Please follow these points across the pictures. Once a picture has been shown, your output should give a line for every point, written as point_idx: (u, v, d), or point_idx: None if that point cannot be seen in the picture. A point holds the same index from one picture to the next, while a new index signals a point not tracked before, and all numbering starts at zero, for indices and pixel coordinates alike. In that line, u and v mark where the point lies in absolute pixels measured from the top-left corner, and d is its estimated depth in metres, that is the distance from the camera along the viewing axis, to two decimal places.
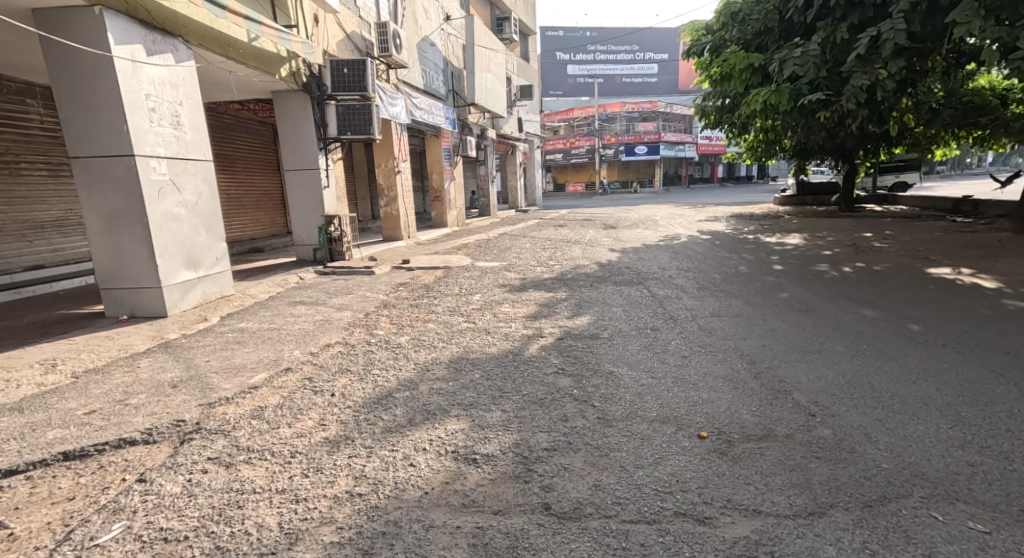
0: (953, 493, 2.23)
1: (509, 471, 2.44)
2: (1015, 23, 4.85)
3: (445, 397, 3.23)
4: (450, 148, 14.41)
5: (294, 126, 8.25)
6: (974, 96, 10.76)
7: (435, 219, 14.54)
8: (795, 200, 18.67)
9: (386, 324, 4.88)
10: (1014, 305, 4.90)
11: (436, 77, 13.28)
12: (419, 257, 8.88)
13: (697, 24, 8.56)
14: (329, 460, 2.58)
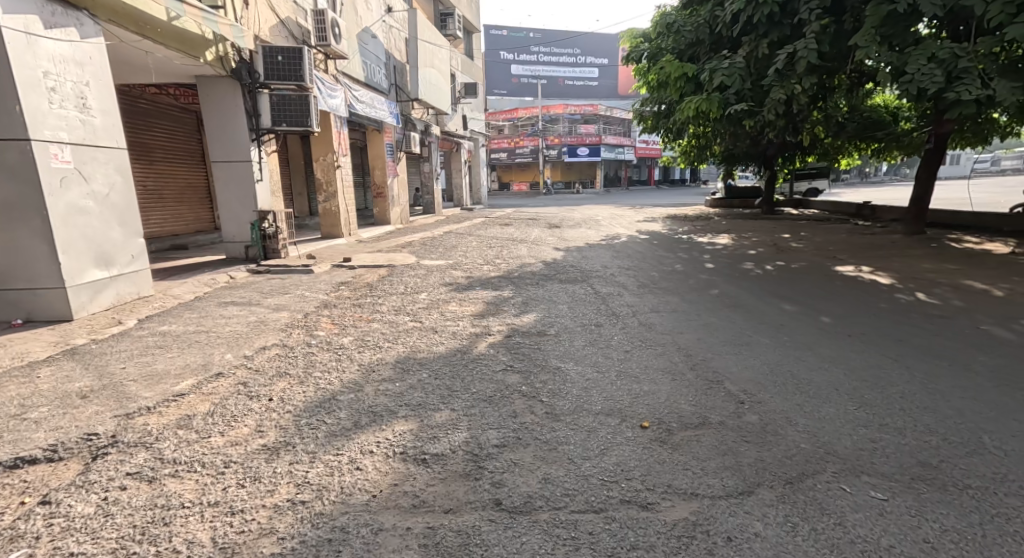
0: (859, 467, 2.53)
1: (459, 470, 2.54)
2: (904, 49, 5.42)
3: (392, 397, 3.29)
4: (393, 144, 14.22)
5: (224, 118, 7.95)
6: (873, 112, 11.77)
7: (378, 216, 14.30)
8: (723, 203, 19.76)
9: (327, 324, 4.85)
10: (905, 298, 5.50)
11: (378, 69, 13.08)
12: (361, 256, 8.77)
13: (635, 32, 9.07)
14: (268, 467, 2.59)
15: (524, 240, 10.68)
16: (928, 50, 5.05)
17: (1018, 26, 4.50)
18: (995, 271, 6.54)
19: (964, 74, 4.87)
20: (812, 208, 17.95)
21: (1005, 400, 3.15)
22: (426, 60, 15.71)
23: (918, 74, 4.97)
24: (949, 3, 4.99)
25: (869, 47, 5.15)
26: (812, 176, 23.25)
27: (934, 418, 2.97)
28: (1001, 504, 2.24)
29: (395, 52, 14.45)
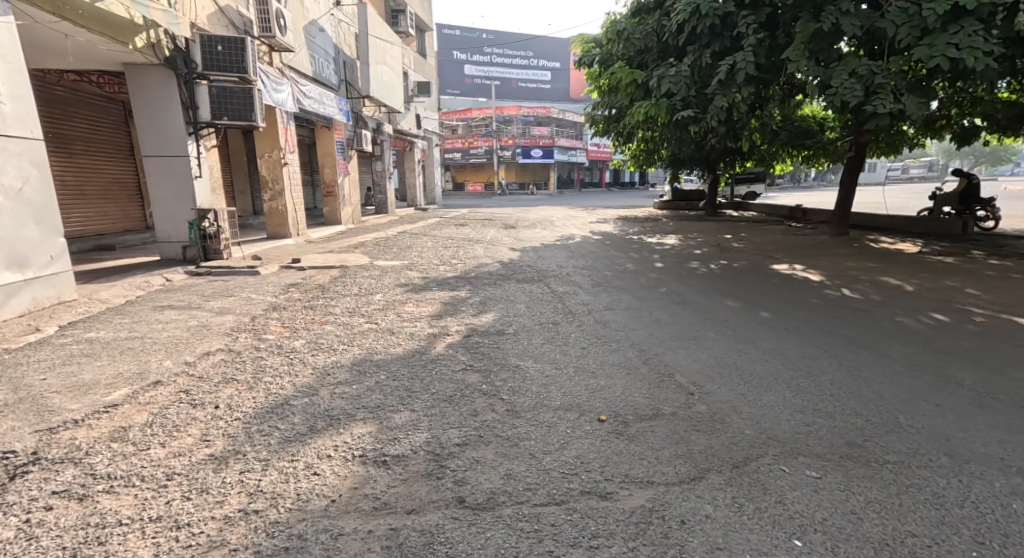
0: (796, 449, 2.78)
1: (421, 469, 2.58)
2: (829, 64, 5.87)
3: (349, 400, 3.26)
4: (343, 141, 13.94)
5: (162, 113, 7.58)
6: (803, 121, 12.59)
7: (328, 215, 14.04)
8: (671, 205, 20.57)
9: (277, 327, 4.73)
10: (833, 293, 5.94)
11: (326, 64, 12.79)
12: (311, 257, 8.60)
13: (587, 37, 9.35)
14: (216, 477, 2.49)
15: (480, 241, 10.78)
16: (849, 65, 5.50)
17: (925, 48, 4.99)
18: (907, 269, 7.16)
19: (880, 89, 5.33)
20: (749, 211, 18.96)
21: (916, 384, 3.51)
22: (377, 57, 15.48)
23: (841, 88, 5.41)
24: (867, 24, 5.47)
25: (800, 61, 5.56)
26: (750, 181, 24.52)
27: (859, 402, 3.28)
28: (913, 476, 2.53)
29: (345, 47, 14.17)
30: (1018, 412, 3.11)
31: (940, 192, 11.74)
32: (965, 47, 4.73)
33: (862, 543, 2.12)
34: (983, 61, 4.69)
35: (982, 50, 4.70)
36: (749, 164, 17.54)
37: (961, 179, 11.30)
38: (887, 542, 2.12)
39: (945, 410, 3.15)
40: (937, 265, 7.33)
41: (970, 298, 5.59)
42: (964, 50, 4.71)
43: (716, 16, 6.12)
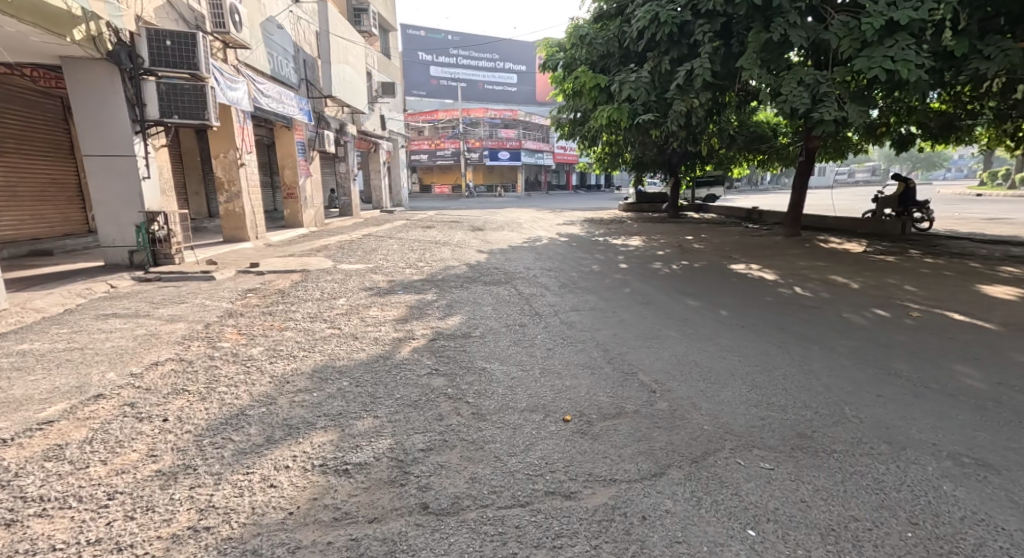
0: (750, 442, 2.89)
1: (385, 477, 2.55)
2: (778, 72, 6.13)
3: (309, 408, 3.18)
4: (304, 142, 13.66)
5: (106, 110, 7.27)
6: (758, 126, 13.07)
7: (289, 218, 13.74)
8: (635, 207, 20.99)
9: (233, 334, 4.58)
10: (787, 292, 6.16)
11: (285, 63, 12.50)
12: (270, 261, 8.41)
13: (551, 41, 9.46)
14: (164, 494, 2.38)
15: (447, 243, 10.76)
16: (797, 74, 5.77)
17: (864, 59, 5.28)
18: (854, 268, 7.49)
19: (825, 97, 5.59)
20: (710, 212, 19.47)
21: (861, 376, 3.69)
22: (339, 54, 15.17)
23: (790, 96, 5.67)
24: (812, 36, 5.75)
25: (752, 69, 5.78)
26: (710, 184, 25.19)
27: (810, 395, 3.42)
28: (856, 463, 2.67)
29: (306, 46, 13.90)
30: (951, 401, 3.31)
31: (883, 193, 12.30)
32: (900, 59, 5.03)
33: (810, 530, 2.22)
34: (916, 73, 5.01)
35: (915, 63, 5.02)
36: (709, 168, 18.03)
37: (899, 181, 11.81)
38: (833, 528, 2.23)
39: (886, 400, 3.33)
40: (880, 264, 7.71)
41: (909, 294, 5.90)
42: (898, 62, 5.01)
43: (674, 24, 6.29)
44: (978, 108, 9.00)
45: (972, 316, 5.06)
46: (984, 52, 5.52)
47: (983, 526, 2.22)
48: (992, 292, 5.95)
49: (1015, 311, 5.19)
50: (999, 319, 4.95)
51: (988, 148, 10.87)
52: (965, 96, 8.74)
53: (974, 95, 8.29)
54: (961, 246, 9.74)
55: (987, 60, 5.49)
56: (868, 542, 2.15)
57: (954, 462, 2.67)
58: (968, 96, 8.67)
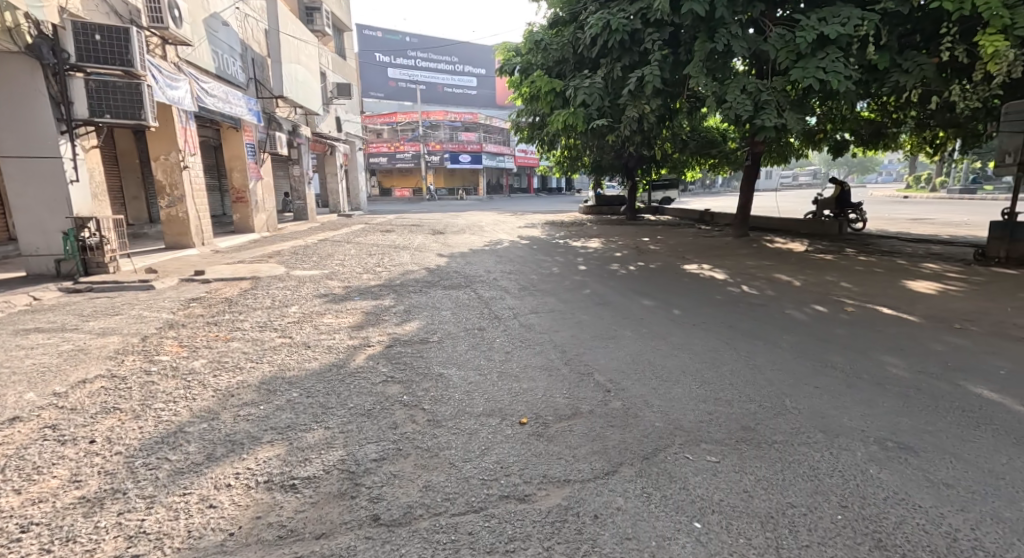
0: (698, 437, 2.97)
1: (335, 490, 2.50)
2: (724, 80, 6.34)
3: (255, 422, 3.08)
4: (253, 143, 13.27)
5: (27, 107, 6.88)
6: (710, 132, 13.52)
7: (239, 223, 13.31)
8: (595, 210, 21.33)
9: (174, 347, 4.39)
10: (735, 290, 6.37)
11: (233, 62, 12.10)
12: (218, 268, 8.12)
13: (509, 45, 9.54)
14: (89, 522, 2.24)
15: (406, 247, 10.67)
16: (741, 82, 6.01)
17: (800, 69, 5.58)
18: (796, 266, 7.84)
19: (766, 104, 5.84)
20: (665, 214, 19.97)
21: (802, 369, 3.85)
22: (292, 55, 14.85)
23: (734, 103, 5.90)
24: (753, 47, 6.01)
25: (699, 76, 5.96)
26: (666, 187, 25.90)
27: (753, 389, 3.55)
28: (795, 452, 2.78)
29: (254, 44, 13.50)
30: (878, 389, 3.51)
31: (821, 196, 12.97)
32: (832, 70, 5.33)
33: (750, 518, 2.30)
34: (845, 84, 5.33)
35: (845, 74, 5.34)
36: (664, 171, 18.47)
37: (834, 184, 12.48)
38: (771, 515, 2.32)
39: (822, 391, 3.49)
40: (820, 262, 8.09)
41: (843, 290, 6.21)
42: (830, 73, 5.33)
43: (625, 32, 6.43)
44: (901, 117, 9.62)
45: (897, 309, 5.40)
46: (903, 67, 6.00)
47: (902, 504, 2.36)
48: (917, 287, 6.35)
49: (936, 305, 5.55)
50: (921, 312, 5.30)
51: (909, 155, 11.62)
52: (890, 106, 9.34)
53: (898, 105, 8.84)
54: (890, 244, 10.35)
55: (906, 73, 5.98)
56: (803, 527, 2.24)
57: (880, 446, 2.83)
58: (893, 106, 9.27)
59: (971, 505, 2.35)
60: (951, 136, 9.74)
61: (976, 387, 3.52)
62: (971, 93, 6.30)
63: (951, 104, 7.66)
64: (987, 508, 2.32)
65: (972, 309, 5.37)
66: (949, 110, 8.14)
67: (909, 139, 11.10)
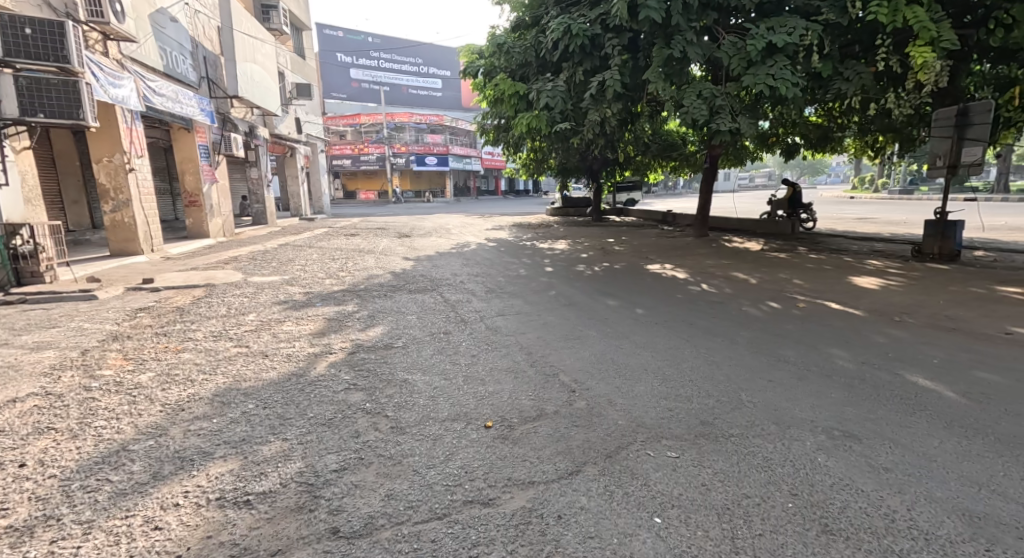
0: (659, 433, 3.01)
1: (293, 504, 2.43)
2: (681, 85, 6.47)
3: (207, 437, 2.97)
4: (206, 145, 12.87)
5: None
6: (670, 134, 13.84)
7: (192, 228, 12.85)
8: (561, 212, 21.51)
9: (119, 361, 4.19)
10: (695, 289, 6.51)
11: (184, 61, 11.69)
12: (170, 275, 7.81)
13: (472, 48, 9.56)
14: (17, 553, 2.10)
15: (371, 251, 10.51)
16: (697, 87, 6.16)
17: (751, 76, 5.79)
18: (753, 264, 8.09)
19: (721, 110, 6.02)
20: (630, 215, 20.29)
21: (757, 364, 3.96)
22: (247, 55, 14.46)
23: (691, 107, 6.05)
24: (708, 53, 6.18)
25: (657, 82, 6.09)
26: (630, 189, 26.39)
27: (711, 384, 3.63)
28: (750, 444, 2.86)
29: (207, 43, 13.08)
30: (826, 381, 3.64)
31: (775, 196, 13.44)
32: (780, 78, 5.59)
33: (707, 511, 2.35)
34: (792, 90, 5.58)
35: (792, 82, 5.59)
36: (628, 174, 18.76)
37: (786, 186, 12.95)
38: (728, 507, 2.37)
39: (775, 384, 3.60)
40: (775, 260, 8.35)
41: (795, 287, 6.43)
42: (779, 80, 5.58)
43: (586, 37, 6.50)
44: (845, 122, 10.08)
45: (843, 304, 5.63)
46: (844, 75, 6.26)
47: (847, 490, 2.45)
48: (862, 282, 6.64)
49: (879, 299, 5.81)
50: (866, 305, 5.54)
51: (853, 159, 12.12)
52: (836, 112, 9.79)
53: (842, 111, 9.25)
54: (838, 242, 10.78)
55: (846, 81, 6.23)
56: (757, 516, 2.30)
57: (827, 435, 2.93)
58: (838, 112, 9.67)
59: (908, 487, 2.47)
60: (889, 140, 10.24)
61: (914, 376, 3.70)
62: (903, 101, 6.67)
63: (888, 110, 8.04)
64: (924, 490, 2.44)
65: (910, 303, 5.65)
66: (886, 116, 8.56)
67: (853, 143, 11.62)
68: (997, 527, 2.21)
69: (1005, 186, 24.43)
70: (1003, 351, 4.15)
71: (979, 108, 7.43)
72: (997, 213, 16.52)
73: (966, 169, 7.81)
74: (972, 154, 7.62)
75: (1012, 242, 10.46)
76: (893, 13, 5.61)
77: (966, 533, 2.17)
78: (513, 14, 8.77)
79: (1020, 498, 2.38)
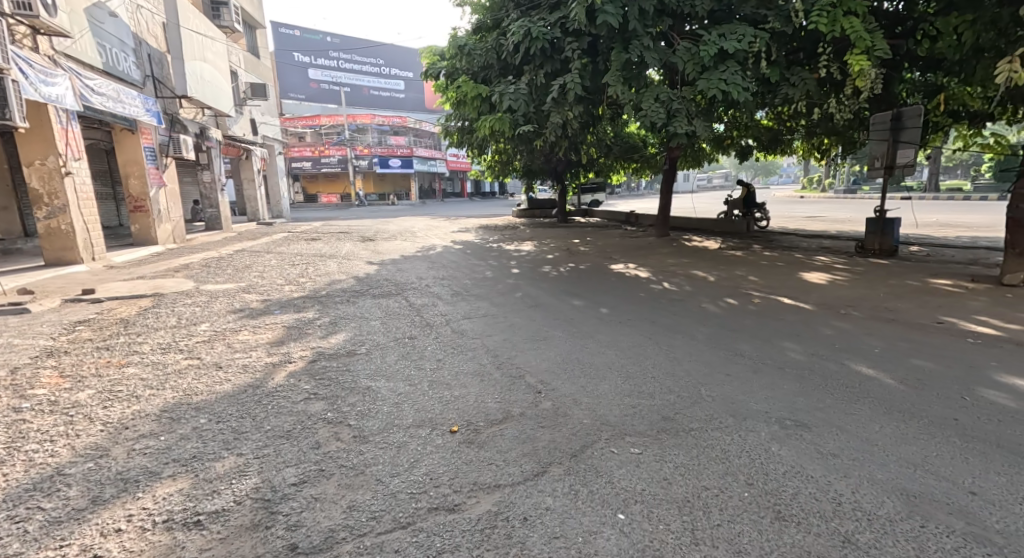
0: (622, 430, 3.02)
1: (248, 521, 2.33)
2: (639, 88, 6.57)
3: (153, 456, 2.82)
4: (152, 147, 12.38)
5: None
6: (632, 137, 14.08)
7: (138, 234, 12.31)
8: (528, 214, 21.59)
9: (56, 379, 3.95)
10: (657, 287, 6.61)
11: (126, 59, 11.19)
12: (115, 285, 7.44)
13: (434, 49, 9.50)
14: None
15: (333, 255, 10.29)
16: (654, 91, 6.27)
17: (705, 81, 5.93)
18: (711, 262, 8.27)
19: (677, 113, 6.15)
20: (595, 216, 20.51)
21: (715, 359, 4.04)
22: (196, 53, 13.97)
23: (649, 111, 6.15)
24: (664, 58, 6.31)
25: (617, 85, 6.16)
26: (593, 190, 26.77)
27: (672, 380, 3.68)
28: (709, 437, 2.90)
29: (153, 41, 12.56)
30: (779, 373, 3.73)
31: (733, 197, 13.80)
32: (731, 83, 5.74)
33: (668, 505, 2.37)
34: (744, 95, 5.75)
35: (742, 86, 5.77)
36: (592, 175, 18.94)
37: (742, 187, 13.34)
38: (688, 500, 2.39)
39: (733, 378, 3.67)
40: (732, 258, 8.58)
41: (751, 283, 6.61)
42: (731, 85, 5.74)
43: (546, 40, 6.52)
44: (794, 126, 10.38)
45: (795, 298, 5.81)
46: (790, 81, 6.50)
47: (798, 477, 2.52)
48: (811, 278, 6.88)
49: (827, 293, 6.03)
50: (815, 300, 5.74)
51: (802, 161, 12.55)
52: (785, 116, 10.13)
53: (791, 115, 9.60)
54: (790, 240, 11.15)
55: (793, 87, 6.47)
56: (715, 507, 2.34)
57: (780, 425, 3.00)
58: (786, 116, 10.00)
59: (855, 472, 2.55)
60: (833, 143, 10.65)
61: (857, 365, 3.84)
62: (843, 106, 6.96)
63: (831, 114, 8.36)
64: (869, 474, 2.53)
65: (856, 296, 5.87)
66: (829, 120, 8.93)
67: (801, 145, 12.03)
68: (932, 505, 2.31)
69: (937, 186, 25.93)
70: (937, 340, 4.36)
71: (911, 113, 7.82)
72: (931, 210, 17.48)
73: (901, 171, 8.18)
74: (905, 155, 8.03)
75: (946, 237, 11.03)
76: (832, 23, 5.88)
77: (904, 512, 2.26)
78: (474, 17, 8.74)
79: (951, 476, 2.50)
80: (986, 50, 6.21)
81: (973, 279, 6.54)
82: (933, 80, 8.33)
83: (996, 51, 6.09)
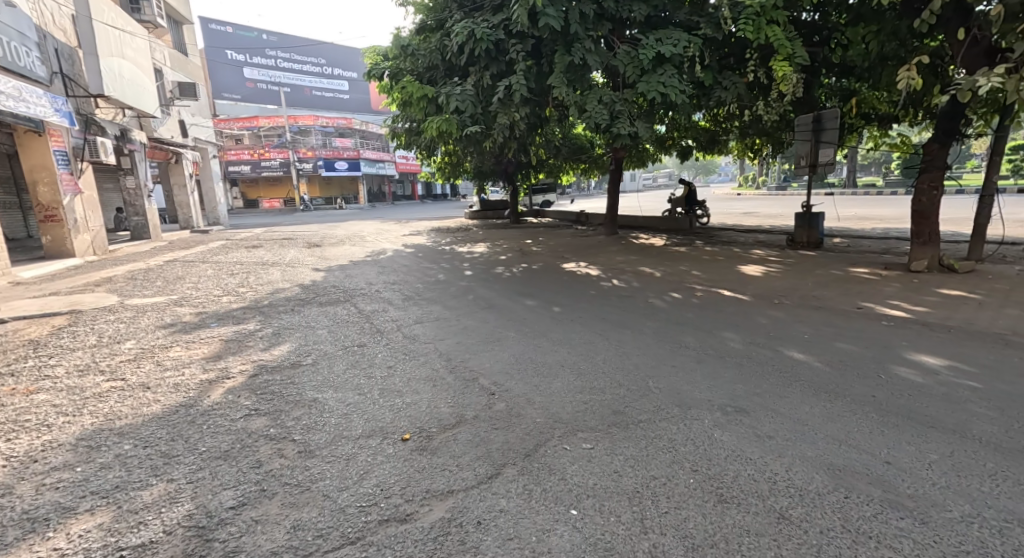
0: (574, 427, 3.01)
1: (178, 552, 2.16)
2: (582, 91, 6.65)
3: (66, 490, 2.58)
4: (65, 152, 11.54)
5: None
6: (579, 138, 14.26)
7: (50, 246, 11.43)
8: (481, 216, 21.53)
9: None
10: (606, 285, 6.68)
11: (31, 55, 10.35)
12: (26, 303, 6.85)
13: (377, 50, 9.30)
14: None
15: (277, 263, 9.89)
16: (597, 94, 6.36)
17: (644, 83, 6.05)
18: (656, 259, 8.45)
19: (619, 115, 6.26)
20: (547, 217, 20.65)
21: (664, 352, 4.08)
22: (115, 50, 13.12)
23: (593, 112, 6.23)
24: (605, 61, 6.42)
25: (561, 87, 6.19)
26: (544, 191, 27.07)
27: (622, 374, 3.70)
28: (656, 428, 2.93)
29: (62, 35, 11.68)
30: (721, 362, 3.82)
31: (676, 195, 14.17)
32: (669, 87, 5.91)
33: (619, 497, 2.36)
34: (681, 97, 5.93)
35: (680, 89, 5.95)
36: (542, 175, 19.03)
37: (684, 185, 13.73)
38: (638, 491, 2.40)
39: (678, 369, 3.73)
40: (676, 254, 8.80)
41: (694, 278, 6.78)
42: (669, 88, 5.90)
43: (489, 42, 6.48)
44: (729, 127, 10.71)
45: (734, 291, 5.99)
46: (723, 84, 6.75)
47: (739, 460, 2.57)
48: (749, 270, 7.13)
49: (762, 285, 6.26)
50: (752, 291, 5.95)
51: (738, 160, 13.03)
52: (721, 118, 10.52)
53: (726, 116, 9.95)
54: (730, 235, 11.56)
55: (726, 90, 6.73)
56: (663, 496, 2.35)
57: (722, 412, 3.06)
58: (722, 118, 10.37)
59: (791, 451, 2.62)
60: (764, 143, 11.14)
61: (791, 351, 3.98)
62: (770, 108, 7.18)
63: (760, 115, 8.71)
64: (805, 452, 2.61)
65: (789, 286, 6.12)
66: (758, 121, 9.30)
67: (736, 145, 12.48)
68: (854, 476, 2.41)
69: (858, 182, 27.74)
70: (859, 324, 4.57)
71: (830, 114, 8.27)
72: (852, 204, 18.56)
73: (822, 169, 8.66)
74: (826, 154, 8.47)
75: (865, 229, 11.75)
76: (758, 30, 6.10)
77: (833, 486, 2.34)
78: (418, 17, 8.62)
79: (871, 448, 2.62)
80: (892, 54, 6.61)
81: (887, 267, 6.96)
82: (846, 84, 8.77)
83: (898, 60, 6.70)
